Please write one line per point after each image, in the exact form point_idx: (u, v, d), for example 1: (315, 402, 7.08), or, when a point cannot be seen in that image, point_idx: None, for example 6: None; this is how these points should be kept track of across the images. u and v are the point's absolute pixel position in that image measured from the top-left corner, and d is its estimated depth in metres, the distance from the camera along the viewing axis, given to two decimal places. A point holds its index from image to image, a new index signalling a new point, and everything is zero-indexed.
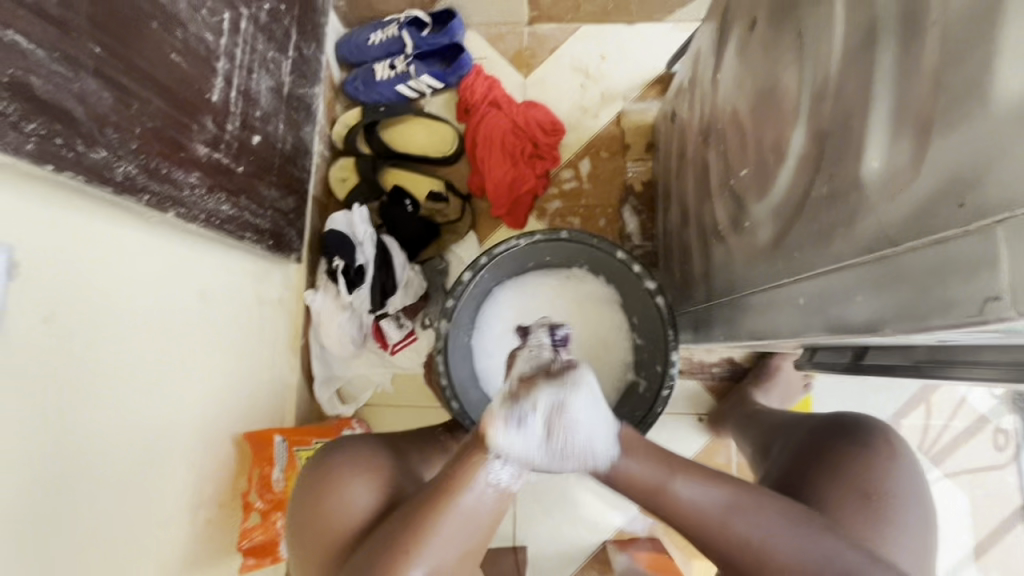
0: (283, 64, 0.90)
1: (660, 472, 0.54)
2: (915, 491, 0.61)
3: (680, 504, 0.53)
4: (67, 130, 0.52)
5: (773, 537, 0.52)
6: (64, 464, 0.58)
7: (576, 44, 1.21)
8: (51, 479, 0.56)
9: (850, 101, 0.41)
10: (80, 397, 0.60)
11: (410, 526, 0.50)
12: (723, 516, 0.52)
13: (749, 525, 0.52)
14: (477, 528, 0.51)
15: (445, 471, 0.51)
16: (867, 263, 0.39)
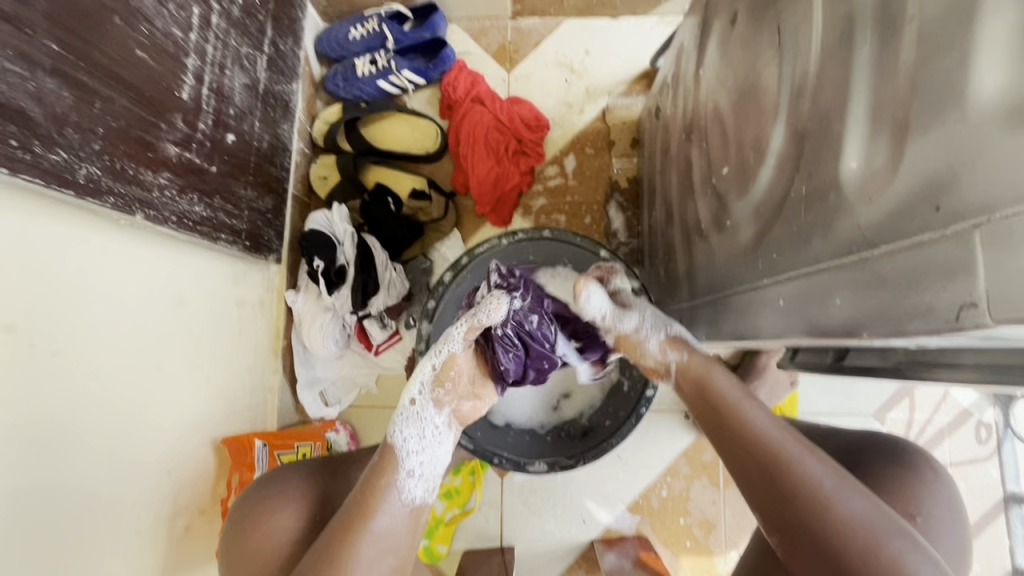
0: (258, 60, 0.88)
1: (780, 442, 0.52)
2: (948, 509, 0.60)
3: (771, 450, 0.52)
4: (22, 131, 0.50)
5: (853, 504, 0.48)
6: (31, 476, 0.56)
7: (560, 39, 1.19)
8: (16, 493, 0.55)
9: (829, 100, 0.40)
10: (46, 406, 0.58)
11: (339, 534, 0.52)
12: (805, 472, 0.50)
13: (829, 489, 0.49)
14: (405, 527, 0.55)
15: (366, 477, 0.56)
16: (846, 266, 0.38)
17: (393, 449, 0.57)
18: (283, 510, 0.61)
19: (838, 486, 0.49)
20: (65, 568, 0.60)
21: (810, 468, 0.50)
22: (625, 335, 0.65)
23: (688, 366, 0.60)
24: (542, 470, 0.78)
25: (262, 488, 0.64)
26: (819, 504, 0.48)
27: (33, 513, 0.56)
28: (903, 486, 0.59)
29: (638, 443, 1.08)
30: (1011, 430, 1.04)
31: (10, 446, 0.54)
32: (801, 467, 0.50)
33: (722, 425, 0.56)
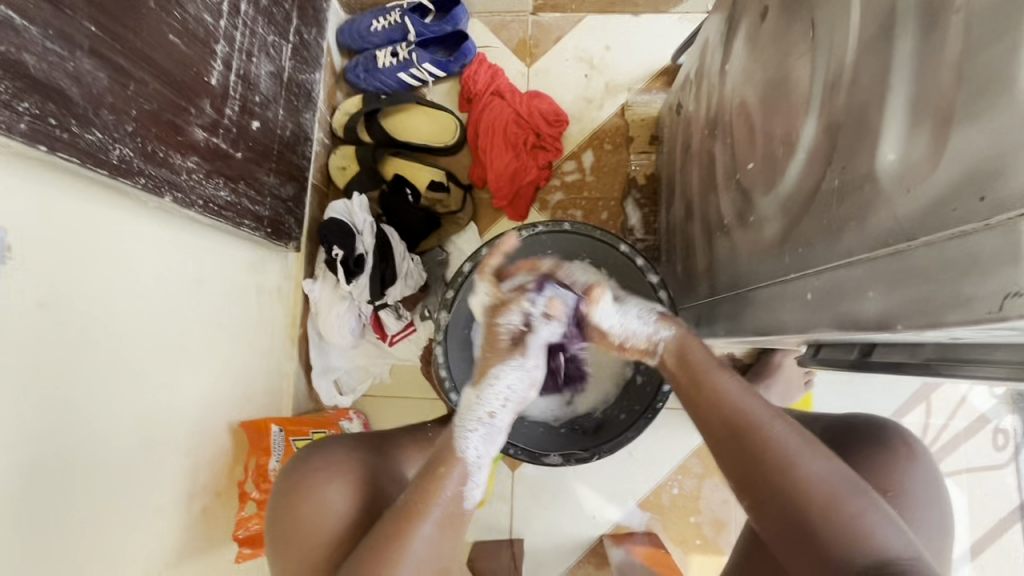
0: (283, 48, 0.88)
1: (754, 408, 0.55)
2: (928, 480, 0.60)
3: (743, 415, 0.55)
4: (61, 110, 0.50)
5: (817, 463, 0.50)
6: (57, 451, 0.57)
7: (581, 34, 1.19)
8: (44, 466, 0.56)
9: (866, 92, 0.40)
10: (60, 392, 0.57)
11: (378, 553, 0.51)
12: (774, 437, 0.52)
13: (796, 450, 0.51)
14: (449, 537, 0.54)
15: (411, 487, 0.55)
16: (880, 258, 0.38)
17: (455, 455, 0.56)
18: (324, 489, 0.61)
19: (808, 449, 0.51)
20: (78, 553, 0.60)
21: (780, 434, 0.52)
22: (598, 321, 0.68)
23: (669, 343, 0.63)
24: (556, 463, 0.79)
25: (301, 467, 0.64)
26: (783, 463, 0.50)
27: (58, 488, 0.57)
28: (882, 464, 0.60)
29: (649, 440, 1.08)
30: None
31: (37, 421, 0.55)
32: (768, 430, 0.53)
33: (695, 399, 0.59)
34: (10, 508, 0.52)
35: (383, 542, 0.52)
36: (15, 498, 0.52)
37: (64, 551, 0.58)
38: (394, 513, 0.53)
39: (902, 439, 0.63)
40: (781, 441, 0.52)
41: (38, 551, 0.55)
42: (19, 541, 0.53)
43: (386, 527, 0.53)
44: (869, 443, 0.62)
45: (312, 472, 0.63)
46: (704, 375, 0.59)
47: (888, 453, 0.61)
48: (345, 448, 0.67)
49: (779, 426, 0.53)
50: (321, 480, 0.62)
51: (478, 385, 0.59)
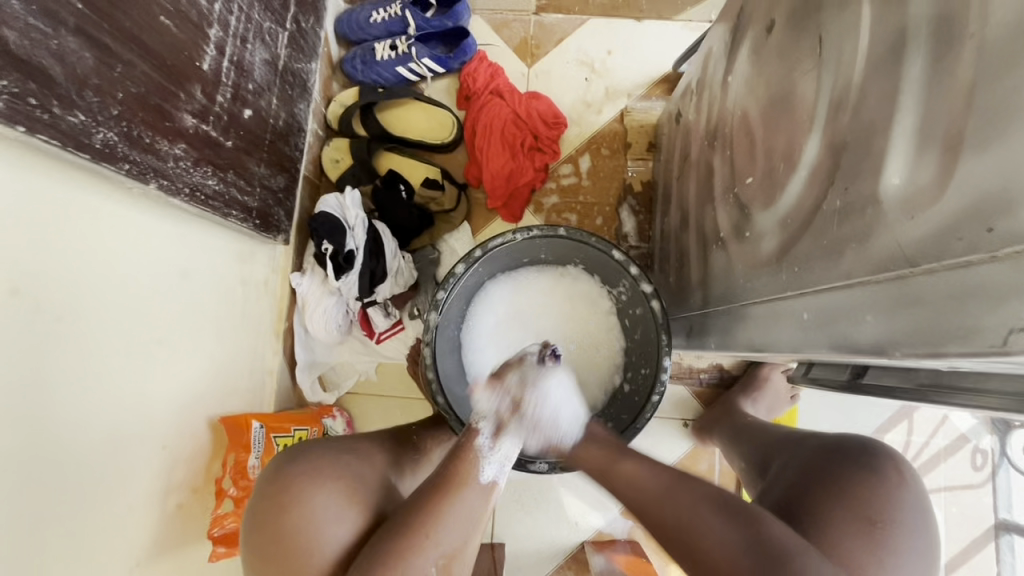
0: (279, 36, 0.86)
1: (636, 468, 0.57)
2: (919, 514, 0.58)
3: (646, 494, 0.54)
4: (42, 90, 0.48)
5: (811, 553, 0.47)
6: (26, 444, 0.55)
7: (583, 37, 1.18)
8: (13, 460, 0.53)
9: (874, 113, 0.40)
10: (35, 379, 0.55)
11: (424, 511, 0.53)
12: (687, 518, 0.51)
13: (692, 515, 0.51)
14: (488, 496, 0.56)
15: (444, 464, 0.57)
16: (880, 282, 0.37)
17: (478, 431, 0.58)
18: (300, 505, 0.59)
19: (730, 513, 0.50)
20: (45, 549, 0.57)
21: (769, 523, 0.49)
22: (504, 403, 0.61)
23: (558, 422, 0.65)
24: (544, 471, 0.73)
25: (275, 488, 0.60)
26: (689, 528, 0.50)
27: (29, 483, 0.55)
28: (868, 488, 0.59)
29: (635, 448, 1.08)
30: (1006, 458, 1.04)
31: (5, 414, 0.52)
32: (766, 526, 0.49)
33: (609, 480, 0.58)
34: None
35: (429, 499, 0.54)
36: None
37: (34, 549, 0.56)
38: (421, 500, 0.55)
39: (894, 466, 0.61)
40: (630, 471, 0.57)
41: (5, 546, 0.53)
42: None
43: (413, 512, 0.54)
44: (857, 469, 0.61)
45: (290, 485, 0.60)
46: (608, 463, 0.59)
47: (878, 479, 0.60)
48: (323, 457, 0.64)
49: (700, 497, 0.52)
50: (303, 492, 0.59)
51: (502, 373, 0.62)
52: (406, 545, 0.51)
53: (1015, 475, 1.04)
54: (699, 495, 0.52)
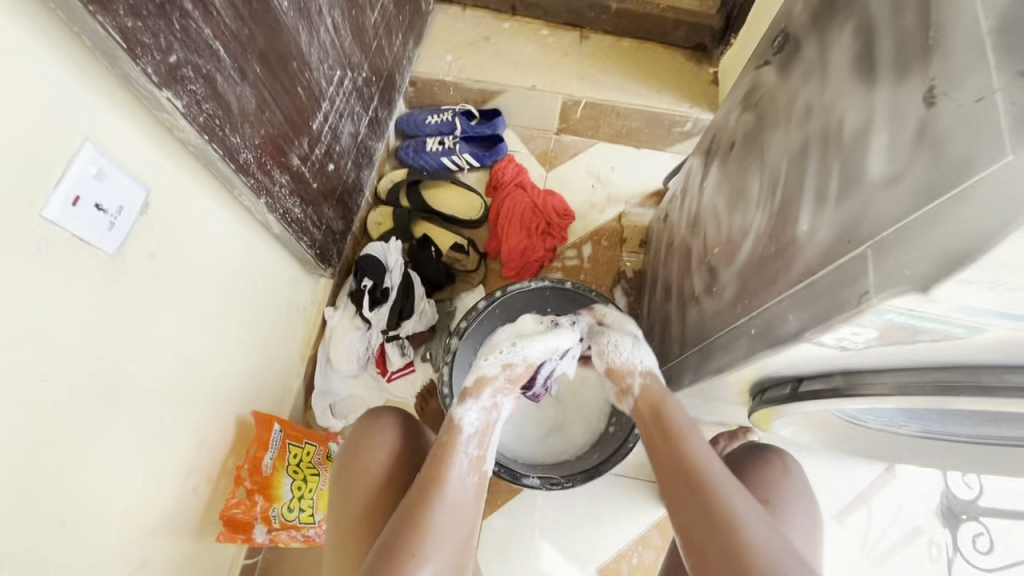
0: (363, 118, 1.12)
1: (716, 471, 0.67)
2: (801, 489, 0.72)
3: (695, 470, 0.67)
4: (223, 116, 0.69)
5: (739, 497, 0.64)
6: (106, 379, 0.66)
7: (593, 155, 1.48)
8: (91, 391, 0.64)
9: (792, 190, 0.60)
10: (129, 330, 0.68)
11: (409, 527, 0.67)
12: (706, 472, 0.66)
13: (716, 480, 0.66)
14: (465, 509, 0.71)
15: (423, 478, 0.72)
16: (797, 291, 0.54)
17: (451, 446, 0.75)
18: (380, 447, 0.83)
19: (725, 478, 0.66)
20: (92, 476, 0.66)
21: (694, 441, 0.70)
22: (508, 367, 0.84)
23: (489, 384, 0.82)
24: (534, 484, 0.85)
25: (359, 437, 0.84)
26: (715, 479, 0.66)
27: (94, 413, 0.65)
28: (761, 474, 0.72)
29: (617, 508, 1.14)
30: (959, 552, 1.11)
31: (100, 349, 0.64)
32: (727, 497, 0.64)
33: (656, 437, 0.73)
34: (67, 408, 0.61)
35: (412, 518, 0.68)
36: (64, 406, 0.61)
37: (82, 469, 0.64)
38: (404, 526, 0.67)
39: (778, 455, 0.75)
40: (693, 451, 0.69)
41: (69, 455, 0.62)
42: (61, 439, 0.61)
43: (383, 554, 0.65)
44: (748, 461, 0.75)
45: (359, 438, 0.84)
46: (677, 433, 0.71)
47: (764, 466, 0.73)
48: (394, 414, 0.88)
49: (713, 465, 0.67)
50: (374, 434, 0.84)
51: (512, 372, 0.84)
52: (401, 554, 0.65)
53: (970, 569, 1.11)
54: (716, 469, 0.67)
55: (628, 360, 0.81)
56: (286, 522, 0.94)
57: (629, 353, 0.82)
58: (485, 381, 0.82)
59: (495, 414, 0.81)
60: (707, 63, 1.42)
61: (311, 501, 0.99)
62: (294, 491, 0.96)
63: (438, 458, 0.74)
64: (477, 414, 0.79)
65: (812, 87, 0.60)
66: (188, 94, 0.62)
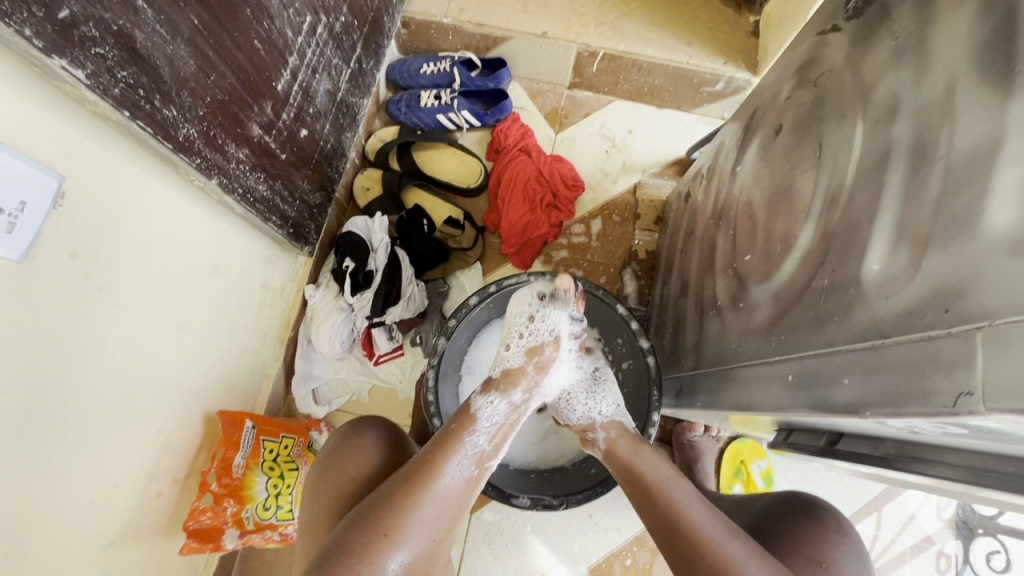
0: (343, 72, 0.96)
1: (714, 530, 0.57)
2: (858, 559, 0.61)
3: (693, 532, 0.58)
4: (150, 85, 0.56)
5: (738, 548, 0.56)
6: (32, 399, 0.57)
7: (608, 115, 1.31)
8: (15, 416, 0.56)
9: (858, 211, 0.47)
10: (57, 342, 0.58)
11: (382, 512, 0.55)
12: (701, 528, 0.58)
13: (708, 536, 0.57)
14: (457, 500, 0.60)
15: (417, 460, 0.60)
16: (858, 350, 0.43)
17: (472, 425, 0.63)
18: (364, 453, 0.64)
19: (725, 535, 0.57)
20: (24, 502, 0.59)
21: (680, 492, 0.62)
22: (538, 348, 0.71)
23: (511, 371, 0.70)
24: (525, 505, 0.79)
25: (347, 435, 0.67)
26: (709, 541, 0.57)
27: (19, 438, 0.57)
28: (808, 533, 0.61)
29: (612, 506, 1.09)
30: (969, 566, 1.06)
31: (21, 368, 0.55)
32: (725, 548, 0.56)
33: (633, 481, 0.66)
34: None
35: (389, 503, 0.56)
36: None
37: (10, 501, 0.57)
38: (378, 506, 0.56)
39: (833, 516, 0.64)
40: (681, 500, 0.61)
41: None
42: None
43: (350, 534, 0.54)
44: (798, 516, 0.64)
45: (340, 444, 0.66)
46: (661, 483, 0.63)
47: (818, 527, 0.62)
48: (384, 422, 0.70)
49: (705, 519, 0.59)
50: (362, 434, 0.67)
51: (535, 354, 0.71)
52: (365, 539, 0.53)
53: None
54: (710, 524, 0.58)
55: (585, 416, 0.74)
56: (261, 522, 0.89)
57: (585, 410, 0.75)
58: (516, 374, 0.69)
59: (522, 410, 0.69)
60: (747, 9, 1.22)
61: (288, 497, 0.94)
62: (270, 489, 0.91)
63: (440, 443, 0.61)
64: (502, 407, 0.66)
65: (902, 74, 0.46)
66: (93, 60, 0.49)
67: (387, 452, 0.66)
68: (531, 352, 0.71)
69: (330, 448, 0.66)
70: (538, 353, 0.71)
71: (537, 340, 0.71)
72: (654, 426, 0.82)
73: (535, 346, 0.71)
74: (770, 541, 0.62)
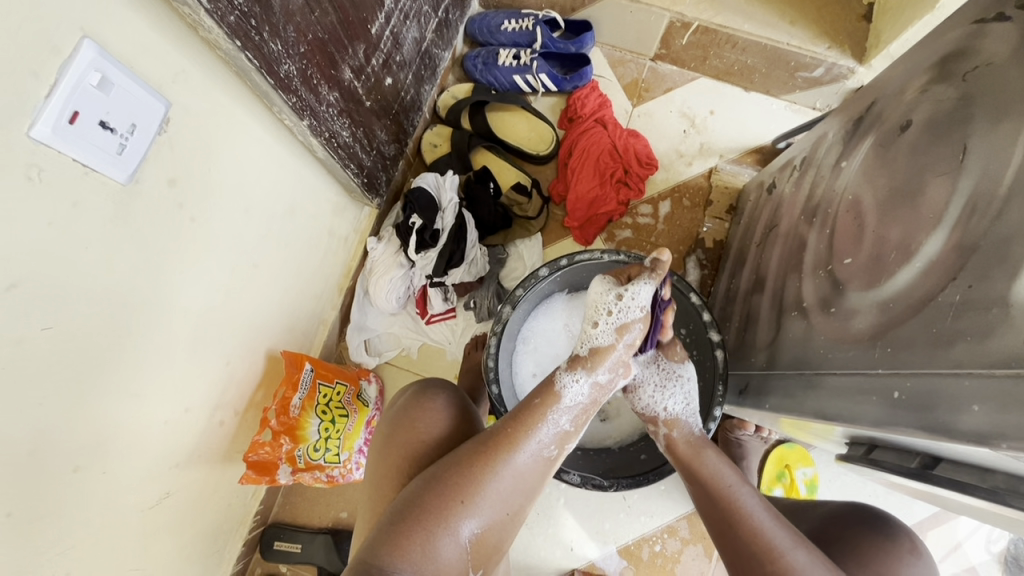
0: (430, 21, 0.93)
1: (781, 541, 0.56)
2: None
3: (758, 540, 0.57)
4: (261, 15, 0.54)
5: (803, 558, 0.54)
6: (125, 319, 0.59)
7: (690, 92, 1.24)
8: (106, 335, 0.57)
9: (1014, 226, 0.43)
10: (151, 267, 0.60)
11: (455, 476, 0.56)
12: (765, 537, 0.57)
13: (772, 546, 0.56)
14: (532, 471, 0.59)
15: (493, 429, 0.60)
16: (993, 377, 0.40)
17: (556, 394, 0.63)
18: (435, 416, 0.64)
19: (790, 547, 0.55)
20: (111, 415, 0.61)
21: (746, 500, 0.61)
22: (627, 324, 0.67)
23: (600, 350, 0.67)
24: (574, 482, 0.78)
25: (414, 397, 0.67)
26: (773, 551, 0.55)
27: (107, 357, 0.58)
28: (878, 549, 0.60)
29: (646, 492, 1.09)
30: None
31: (119, 286, 0.56)
32: (788, 560, 0.54)
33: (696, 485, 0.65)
34: (81, 355, 0.55)
35: (463, 468, 0.56)
36: (79, 350, 0.55)
37: (97, 413, 0.59)
38: (455, 469, 0.56)
39: (907, 535, 0.62)
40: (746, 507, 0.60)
41: (81, 403, 0.57)
42: (76, 388, 0.56)
43: (427, 494, 0.55)
44: (870, 530, 0.62)
45: (410, 404, 0.66)
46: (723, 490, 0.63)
47: (891, 544, 0.60)
48: (451, 386, 0.70)
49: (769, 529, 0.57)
50: (430, 396, 0.66)
51: (623, 329, 0.67)
52: (440, 498, 0.54)
53: None
54: (775, 535, 0.57)
55: (647, 407, 0.73)
56: (310, 462, 0.92)
57: (650, 400, 0.73)
58: (604, 352, 0.67)
59: (603, 392, 0.67)
60: None
61: (337, 441, 0.96)
62: (322, 432, 0.93)
63: (519, 418, 0.61)
64: (585, 387, 0.65)
65: None
66: None
67: (456, 417, 0.66)
68: (620, 329, 0.67)
69: (400, 407, 0.67)
70: (625, 329, 0.67)
71: (626, 314, 0.67)
72: (715, 423, 0.79)
73: (623, 324, 0.67)
74: (838, 552, 0.61)
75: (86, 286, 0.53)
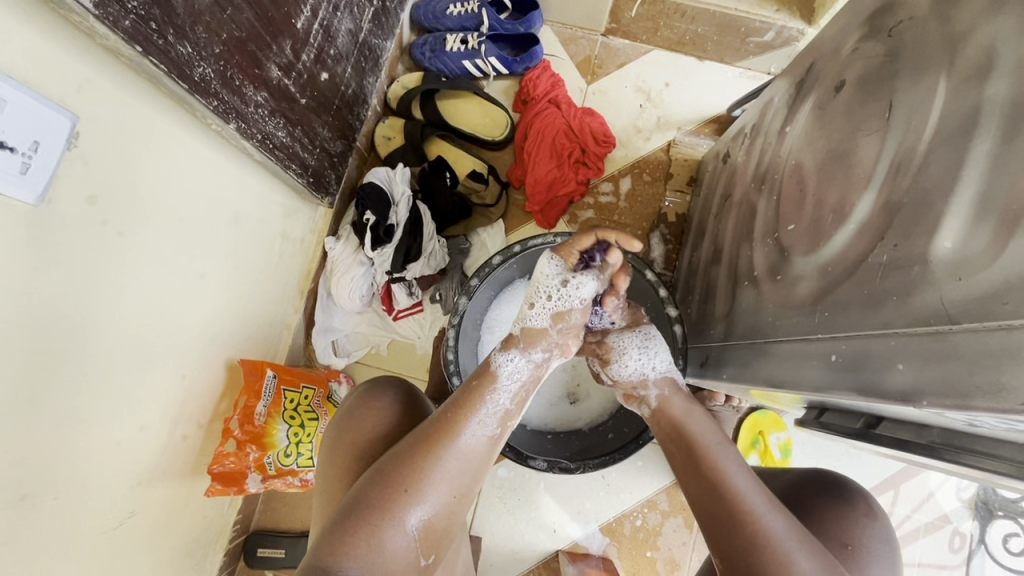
0: (365, 11, 0.90)
1: (756, 503, 0.56)
2: (883, 544, 0.60)
3: (737, 503, 0.56)
4: (163, 17, 0.52)
5: (778, 522, 0.54)
6: (58, 342, 0.57)
7: (645, 65, 1.22)
8: (38, 360, 0.56)
9: (933, 182, 0.43)
10: (81, 288, 0.58)
11: (398, 469, 0.55)
12: (743, 499, 0.56)
13: (750, 508, 0.55)
14: (480, 455, 0.60)
15: (438, 417, 0.60)
16: (914, 335, 0.40)
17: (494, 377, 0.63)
18: (381, 413, 0.64)
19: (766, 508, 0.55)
20: (56, 441, 0.60)
21: (724, 461, 0.60)
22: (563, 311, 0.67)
23: (532, 330, 0.66)
24: (540, 467, 0.78)
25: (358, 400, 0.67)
26: (749, 513, 0.55)
27: (42, 382, 0.57)
28: (835, 513, 0.61)
29: (624, 469, 1.10)
30: (983, 546, 1.05)
31: (44, 310, 0.55)
32: (764, 521, 0.54)
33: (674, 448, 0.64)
34: (13, 384, 0.54)
35: (405, 460, 0.56)
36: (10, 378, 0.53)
37: (39, 440, 0.58)
38: (398, 461, 0.56)
39: (863, 498, 0.63)
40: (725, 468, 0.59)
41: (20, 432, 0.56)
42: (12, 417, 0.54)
43: (371, 490, 0.55)
44: (826, 496, 0.63)
45: (356, 405, 0.66)
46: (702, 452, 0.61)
47: (846, 508, 0.61)
48: (399, 382, 0.69)
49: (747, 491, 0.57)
50: (376, 396, 0.66)
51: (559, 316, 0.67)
52: (384, 491, 0.54)
53: (990, 562, 1.06)
54: (753, 497, 0.56)
55: (638, 372, 0.70)
56: (282, 468, 0.92)
57: (638, 365, 0.70)
58: (537, 334, 0.66)
59: (543, 370, 0.67)
60: None
61: (309, 445, 0.96)
62: (291, 437, 0.92)
63: (462, 402, 0.61)
64: (523, 366, 0.65)
65: (1002, 22, 0.40)
66: None
67: (403, 414, 0.65)
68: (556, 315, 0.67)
69: (348, 407, 0.66)
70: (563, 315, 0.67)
71: (561, 301, 0.67)
72: None
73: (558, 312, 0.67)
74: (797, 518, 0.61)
75: (8, 313, 0.51)
